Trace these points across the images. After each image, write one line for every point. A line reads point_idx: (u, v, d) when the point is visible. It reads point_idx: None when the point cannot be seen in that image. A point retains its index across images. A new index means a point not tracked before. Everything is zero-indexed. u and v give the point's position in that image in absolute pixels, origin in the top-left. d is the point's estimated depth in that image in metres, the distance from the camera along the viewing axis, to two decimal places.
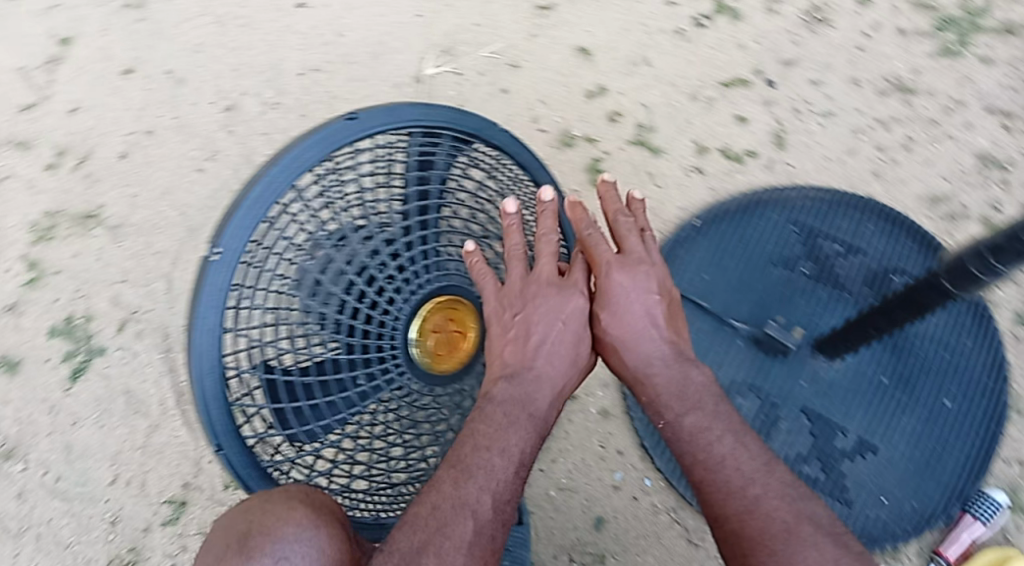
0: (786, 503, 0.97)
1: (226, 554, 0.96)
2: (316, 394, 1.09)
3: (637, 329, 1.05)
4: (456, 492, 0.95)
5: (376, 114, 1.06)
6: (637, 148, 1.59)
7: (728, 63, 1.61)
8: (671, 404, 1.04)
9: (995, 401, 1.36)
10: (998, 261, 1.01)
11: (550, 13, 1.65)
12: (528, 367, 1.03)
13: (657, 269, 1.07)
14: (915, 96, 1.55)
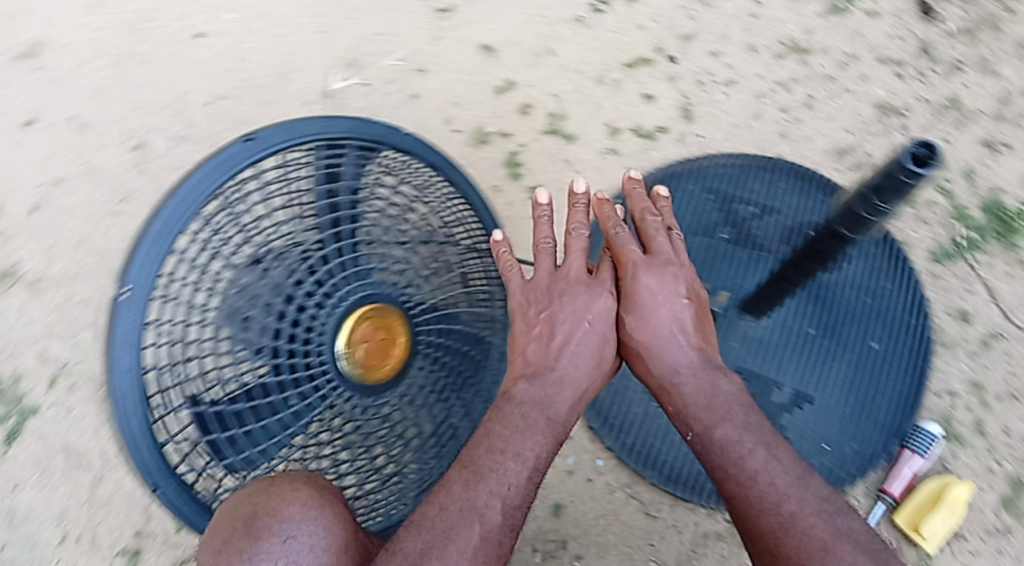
0: (824, 521, 0.96)
1: (232, 536, 1.01)
2: (249, 420, 1.10)
3: (664, 331, 1.12)
4: (466, 495, 0.99)
5: (275, 132, 1.08)
6: (551, 138, 1.62)
7: (630, 44, 1.63)
8: (700, 415, 1.07)
9: (919, 338, 1.41)
10: (881, 201, 0.99)
11: (451, 15, 1.65)
12: (550, 366, 1.10)
13: (686, 273, 1.14)
14: (811, 56, 1.59)
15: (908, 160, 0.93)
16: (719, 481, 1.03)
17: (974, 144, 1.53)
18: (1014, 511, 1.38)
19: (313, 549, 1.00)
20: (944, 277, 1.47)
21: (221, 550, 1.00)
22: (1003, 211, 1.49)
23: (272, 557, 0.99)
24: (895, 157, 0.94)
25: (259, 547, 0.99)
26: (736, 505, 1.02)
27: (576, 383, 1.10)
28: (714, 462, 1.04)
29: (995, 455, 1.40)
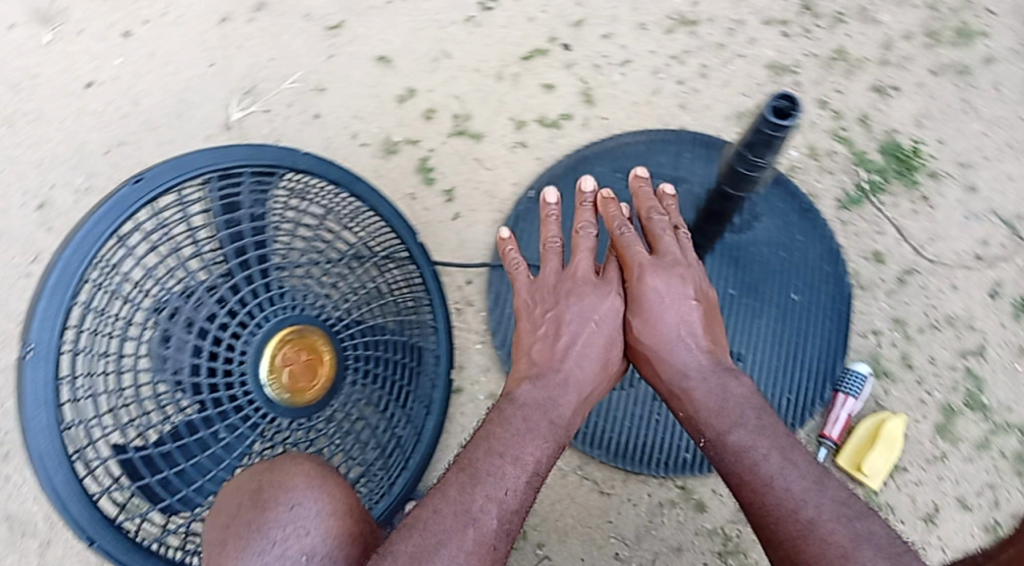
0: (843, 526, 0.95)
1: (239, 511, 0.98)
2: (179, 460, 1.11)
3: (672, 333, 1.15)
4: (461, 498, 0.98)
5: (163, 170, 1.10)
6: (459, 139, 1.61)
7: (523, 38, 1.65)
8: (711, 421, 1.09)
9: (838, 282, 1.46)
10: (756, 157, 1.04)
11: (341, 31, 1.66)
12: (555, 367, 1.14)
13: (692, 274, 1.18)
14: (699, 27, 1.63)
15: (770, 116, 0.98)
16: (736, 489, 1.03)
17: (865, 90, 1.58)
18: (949, 437, 1.42)
19: (322, 515, 0.98)
20: (854, 222, 1.51)
21: (227, 526, 0.98)
22: (901, 152, 1.54)
23: (280, 526, 0.96)
24: (759, 115, 0.99)
25: (266, 517, 0.97)
26: (755, 513, 1.01)
27: (580, 382, 1.14)
28: (729, 470, 1.04)
29: (926, 386, 1.44)
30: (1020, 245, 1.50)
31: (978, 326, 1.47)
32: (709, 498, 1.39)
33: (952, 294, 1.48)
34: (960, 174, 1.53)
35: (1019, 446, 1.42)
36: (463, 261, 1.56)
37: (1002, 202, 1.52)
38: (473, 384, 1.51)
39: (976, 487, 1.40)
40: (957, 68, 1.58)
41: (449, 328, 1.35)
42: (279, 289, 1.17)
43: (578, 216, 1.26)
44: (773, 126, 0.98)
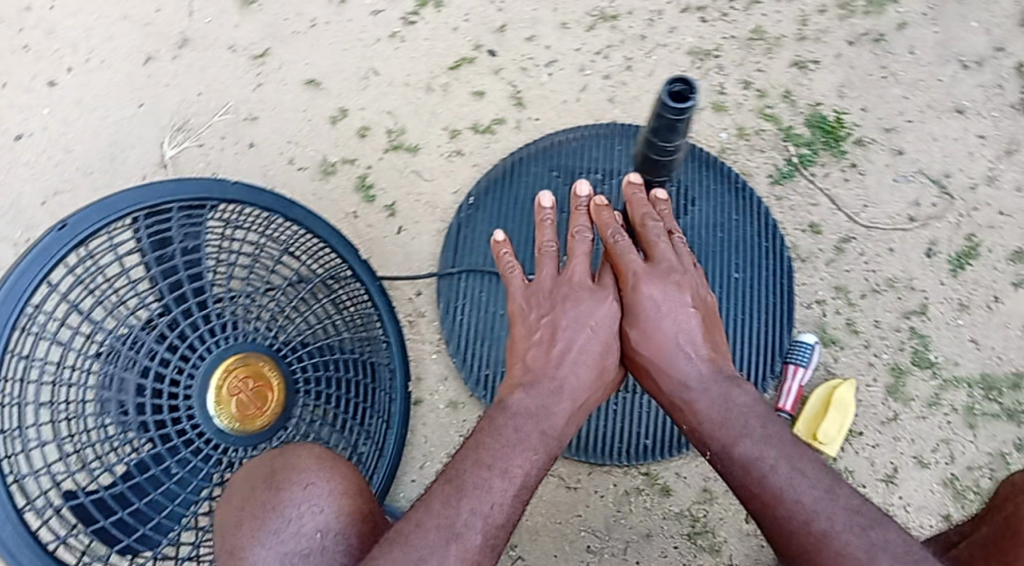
0: (858, 536, 0.92)
1: (254, 493, 1.01)
2: (133, 500, 1.15)
3: (671, 344, 1.14)
4: (445, 512, 0.96)
5: (87, 215, 1.15)
6: (395, 153, 1.62)
7: (448, 48, 1.67)
8: (715, 433, 1.06)
9: (778, 258, 1.49)
10: (664, 139, 1.08)
11: (268, 59, 1.67)
12: (550, 373, 1.12)
13: (690, 282, 1.18)
14: (619, 21, 1.66)
15: (669, 102, 1.01)
16: (746, 500, 1.00)
17: (786, 67, 1.61)
18: (901, 397, 1.45)
19: (333, 493, 1.00)
20: (788, 196, 1.54)
21: (242, 507, 1.01)
22: (826, 123, 1.58)
23: (296, 504, 0.99)
24: (658, 102, 1.02)
25: (280, 497, 0.99)
26: (767, 524, 0.98)
27: (575, 390, 1.12)
28: (738, 482, 1.02)
29: (873, 349, 1.47)
30: (951, 203, 1.53)
31: (917, 286, 1.50)
32: (673, 481, 1.41)
33: (889, 257, 1.51)
34: (885, 139, 1.57)
35: (968, 398, 1.45)
36: (410, 272, 1.56)
37: (929, 163, 1.56)
38: (431, 394, 1.51)
39: (931, 443, 1.43)
40: (871, 36, 1.62)
41: (400, 339, 1.37)
42: (219, 318, 1.20)
43: (574, 221, 1.27)
44: (675, 112, 1.01)
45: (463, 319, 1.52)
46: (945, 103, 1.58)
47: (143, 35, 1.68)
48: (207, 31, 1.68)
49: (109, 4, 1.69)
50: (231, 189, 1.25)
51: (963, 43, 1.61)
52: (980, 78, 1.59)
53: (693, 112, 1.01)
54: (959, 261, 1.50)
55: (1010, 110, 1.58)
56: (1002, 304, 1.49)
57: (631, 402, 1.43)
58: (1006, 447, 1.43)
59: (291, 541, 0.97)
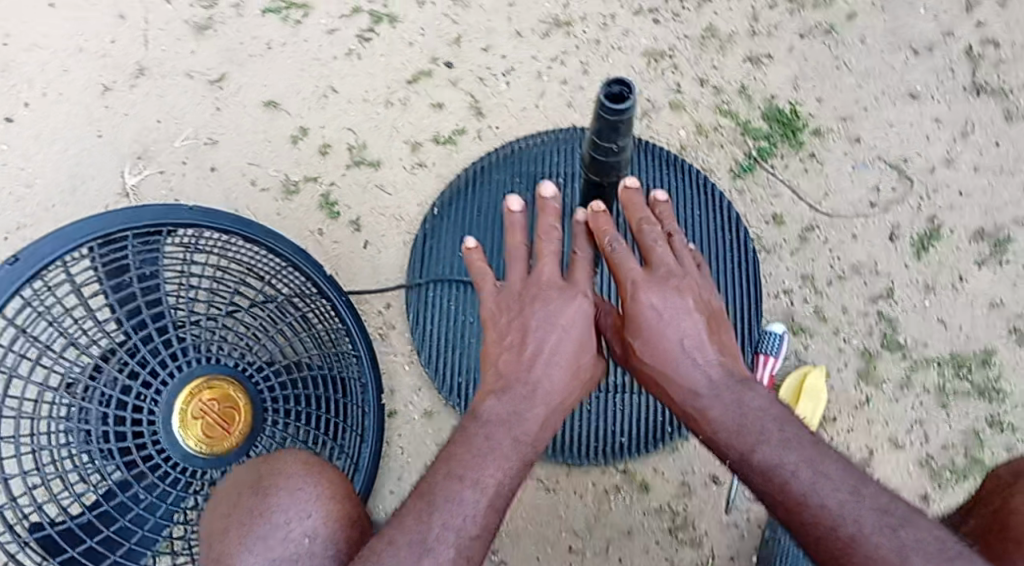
0: (889, 538, 0.87)
1: (243, 499, 0.99)
2: (103, 527, 1.17)
3: (677, 349, 1.08)
4: (415, 527, 0.91)
5: (42, 246, 1.16)
6: (358, 169, 1.62)
7: (405, 62, 1.67)
8: (731, 440, 1.01)
9: (744, 251, 1.49)
10: (611, 145, 1.09)
11: (226, 83, 1.67)
12: (522, 378, 1.07)
13: (691, 285, 1.12)
14: (573, 26, 1.67)
15: (607, 104, 1.02)
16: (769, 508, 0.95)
17: (740, 63, 1.63)
18: (873, 381, 1.46)
19: (322, 497, 0.98)
20: (749, 188, 1.56)
21: (230, 514, 0.98)
22: (782, 115, 1.60)
23: (283, 509, 0.96)
24: (595, 106, 1.04)
25: (269, 502, 0.97)
26: (792, 530, 0.94)
27: (550, 394, 1.06)
28: (758, 489, 0.97)
29: (843, 335, 1.48)
30: (910, 186, 1.55)
31: (882, 270, 1.51)
32: (652, 476, 1.40)
33: (853, 243, 1.52)
34: (842, 127, 1.59)
35: (939, 378, 1.46)
36: (379, 284, 1.56)
37: (886, 148, 1.57)
38: (406, 405, 1.50)
39: (905, 425, 1.44)
40: (822, 28, 1.64)
41: (371, 353, 1.36)
42: (181, 342, 1.21)
43: (541, 220, 1.22)
44: (615, 114, 1.02)
45: (433, 329, 1.50)
46: (898, 89, 1.61)
47: (100, 66, 1.68)
48: (164, 59, 1.68)
49: (62, 37, 1.69)
50: (188, 213, 1.25)
51: (912, 30, 1.64)
52: (931, 63, 1.62)
53: (631, 110, 1.02)
54: (921, 243, 1.51)
55: (962, 92, 1.60)
56: (966, 283, 1.50)
57: (604, 400, 1.40)
58: (979, 425, 1.44)
59: (280, 547, 0.94)
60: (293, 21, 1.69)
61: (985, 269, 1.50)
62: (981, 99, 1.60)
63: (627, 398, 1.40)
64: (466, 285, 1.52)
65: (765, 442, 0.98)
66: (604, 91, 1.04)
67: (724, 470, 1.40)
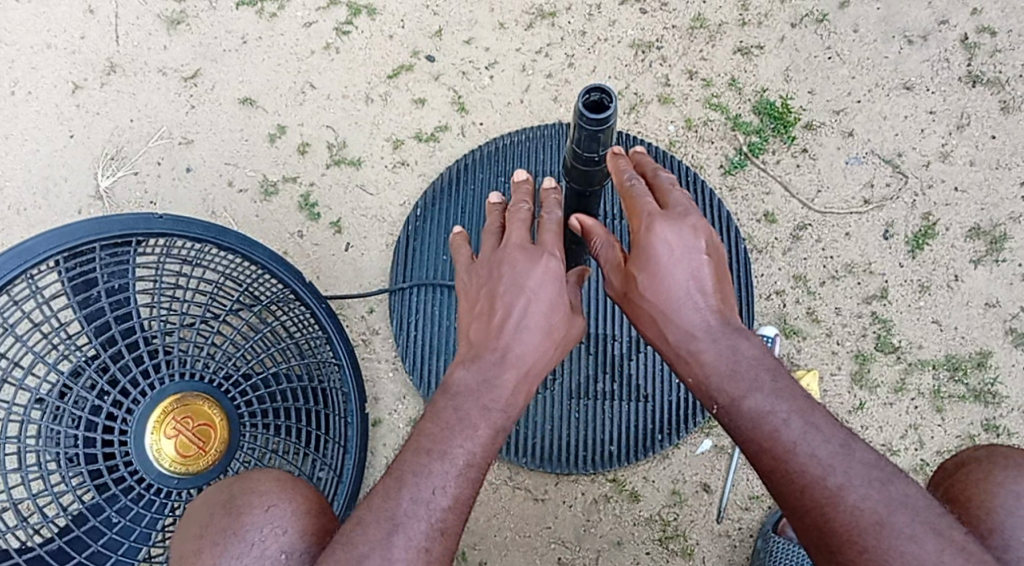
0: (875, 491, 0.84)
1: (214, 521, 0.96)
2: (75, 555, 1.12)
3: (679, 289, 0.97)
4: (385, 504, 0.87)
5: (4, 261, 1.09)
6: (338, 168, 1.56)
7: (386, 56, 1.62)
8: (724, 385, 0.91)
9: (736, 252, 1.46)
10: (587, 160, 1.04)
11: (199, 79, 1.61)
12: (491, 344, 0.98)
13: (707, 222, 1.00)
14: (559, 18, 1.62)
15: (585, 114, 0.97)
16: (752, 457, 0.89)
17: (730, 54, 1.58)
18: (867, 384, 1.42)
19: (297, 512, 0.95)
20: (740, 185, 1.52)
21: (202, 535, 0.95)
22: (774, 108, 1.55)
23: (258, 527, 0.93)
24: (576, 119, 0.98)
25: (241, 521, 0.94)
26: (776, 481, 0.88)
27: (521, 358, 0.97)
28: (745, 437, 0.89)
29: (836, 338, 1.44)
30: (904, 182, 1.51)
31: (876, 269, 1.47)
32: (642, 486, 1.37)
33: (846, 241, 1.49)
34: (835, 121, 1.54)
35: (934, 382, 1.42)
36: (362, 289, 1.51)
37: (880, 143, 1.53)
38: (390, 413, 1.45)
39: (900, 430, 1.41)
40: (814, 17, 1.59)
41: (352, 361, 1.33)
42: (160, 356, 1.16)
43: (515, 196, 1.18)
44: (593, 126, 0.97)
45: (417, 335, 1.46)
46: (893, 80, 1.56)
47: (69, 63, 1.62)
48: (135, 56, 1.63)
49: (30, 33, 1.64)
50: (159, 222, 1.20)
51: (907, 18, 1.58)
52: (926, 53, 1.57)
53: (615, 115, 0.97)
54: (917, 241, 1.48)
55: (958, 83, 1.55)
56: (962, 282, 1.46)
57: (591, 408, 1.38)
58: (975, 429, 1.41)
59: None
60: (268, 14, 1.64)
61: (981, 268, 1.47)
62: (977, 89, 1.55)
63: (614, 405, 1.38)
64: (449, 290, 1.47)
65: (759, 389, 0.90)
66: (583, 101, 0.99)
67: (715, 478, 1.37)
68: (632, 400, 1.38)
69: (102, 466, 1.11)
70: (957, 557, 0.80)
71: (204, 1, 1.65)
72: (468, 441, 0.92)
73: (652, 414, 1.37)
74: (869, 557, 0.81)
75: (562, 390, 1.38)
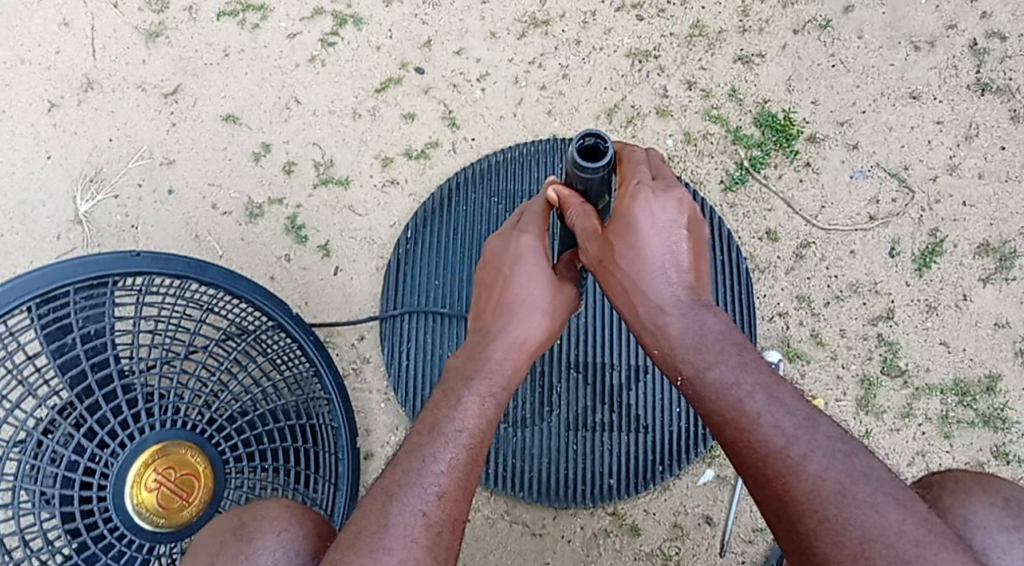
0: (839, 462, 0.79)
1: (222, 548, 0.93)
2: None
3: (653, 261, 0.94)
4: (385, 483, 0.85)
5: None
6: (325, 188, 1.51)
7: (373, 68, 1.56)
8: (689, 357, 0.88)
9: (738, 273, 1.42)
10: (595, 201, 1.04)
11: (180, 96, 1.55)
12: (481, 327, 1.00)
13: (693, 200, 0.98)
14: (552, 26, 1.56)
15: (585, 163, 0.96)
16: (714, 427, 0.84)
17: (730, 63, 1.53)
18: (872, 410, 1.39)
19: (308, 537, 0.93)
20: (741, 202, 1.47)
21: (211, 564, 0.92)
22: (776, 121, 1.49)
23: (270, 553, 0.91)
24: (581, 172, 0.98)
25: (253, 546, 0.91)
26: (736, 456, 0.83)
27: (510, 333, 0.98)
28: (706, 410, 0.85)
29: (841, 361, 1.40)
30: (911, 197, 1.46)
31: (882, 289, 1.43)
32: (642, 519, 1.34)
33: (851, 260, 1.44)
34: (839, 133, 1.49)
35: (942, 406, 1.39)
36: (352, 315, 1.46)
37: (885, 155, 1.48)
38: (383, 445, 1.42)
39: (906, 457, 1.37)
40: (817, 23, 1.53)
41: (342, 394, 1.29)
42: (141, 404, 1.12)
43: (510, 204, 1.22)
44: (585, 173, 0.97)
45: (409, 364, 1.42)
46: (900, 89, 1.50)
47: (45, 80, 1.56)
48: (112, 71, 1.56)
49: (3, 48, 1.58)
50: (136, 260, 1.15)
51: (914, 23, 1.52)
52: (933, 59, 1.51)
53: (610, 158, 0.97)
54: (924, 259, 1.43)
55: (967, 92, 1.49)
56: (970, 302, 1.42)
57: (590, 439, 1.35)
58: (984, 456, 1.37)
59: None
60: (250, 25, 1.58)
61: (990, 287, 1.42)
62: (987, 98, 1.49)
63: (614, 437, 1.35)
64: (442, 317, 1.44)
65: (723, 360, 0.86)
66: (579, 145, 0.98)
67: (716, 509, 1.34)
68: (632, 431, 1.35)
69: (80, 523, 1.08)
70: (919, 527, 0.76)
71: (183, 12, 1.58)
72: (464, 416, 0.90)
73: (652, 444, 1.34)
74: (830, 527, 0.77)
75: (560, 422, 1.35)
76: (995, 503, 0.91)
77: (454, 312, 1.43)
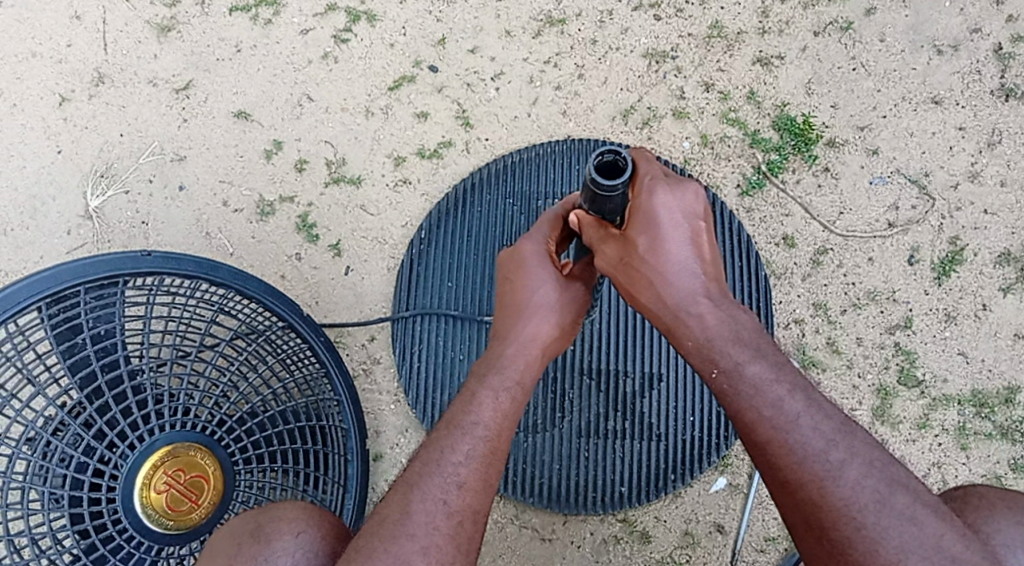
0: (876, 470, 0.80)
1: (241, 549, 0.92)
2: None
3: (679, 253, 0.90)
4: (408, 480, 0.87)
5: None
6: (337, 186, 1.49)
7: (386, 66, 1.54)
8: (728, 350, 0.86)
9: (755, 276, 1.41)
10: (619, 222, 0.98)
11: (191, 91, 1.54)
12: (496, 333, 0.98)
13: (708, 194, 0.94)
14: (568, 25, 1.54)
15: (601, 182, 0.93)
16: (748, 426, 0.83)
17: (749, 65, 1.50)
18: (889, 420, 1.37)
19: (328, 538, 0.92)
20: (758, 207, 1.45)
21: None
22: (795, 124, 1.47)
23: (290, 553, 0.90)
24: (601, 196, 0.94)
25: (272, 547, 0.91)
26: (766, 463, 0.83)
27: (519, 332, 0.96)
28: (745, 407, 0.84)
29: (857, 370, 1.38)
30: (931, 204, 1.43)
31: (900, 297, 1.41)
32: (653, 525, 1.33)
33: (869, 267, 1.42)
34: (859, 138, 1.47)
35: (959, 417, 1.37)
36: (362, 316, 1.45)
37: (906, 161, 1.45)
38: (392, 447, 1.40)
39: (922, 468, 1.35)
40: (839, 25, 1.51)
41: (352, 396, 1.28)
42: (151, 405, 1.11)
43: None
44: (605, 191, 0.93)
45: (420, 366, 1.41)
46: (921, 94, 1.48)
47: (55, 73, 1.55)
48: (124, 65, 1.55)
49: (14, 41, 1.56)
50: (147, 260, 1.13)
51: (937, 26, 1.50)
52: (956, 64, 1.48)
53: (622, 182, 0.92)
54: (944, 267, 1.41)
55: (991, 97, 1.47)
56: (989, 312, 1.40)
57: (601, 447, 1.33)
58: (1001, 468, 1.35)
59: None
60: (263, 21, 1.56)
61: (1011, 296, 1.40)
62: (1010, 103, 1.47)
63: (626, 445, 1.33)
64: (454, 320, 1.42)
65: (762, 358, 0.85)
66: (596, 162, 0.95)
67: (729, 518, 1.33)
68: (644, 439, 1.33)
69: (89, 526, 1.07)
70: (957, 543, 0.78)
71: (195, 5, 1.57)
72: (481, 409, 0.90)
73: (665, 453, 1.33)
74: (866, 535, 0.78)
75: (571, 428, 1.34)
76: (1017, 520, 0.89)
77: (466, 315, 1.42)
